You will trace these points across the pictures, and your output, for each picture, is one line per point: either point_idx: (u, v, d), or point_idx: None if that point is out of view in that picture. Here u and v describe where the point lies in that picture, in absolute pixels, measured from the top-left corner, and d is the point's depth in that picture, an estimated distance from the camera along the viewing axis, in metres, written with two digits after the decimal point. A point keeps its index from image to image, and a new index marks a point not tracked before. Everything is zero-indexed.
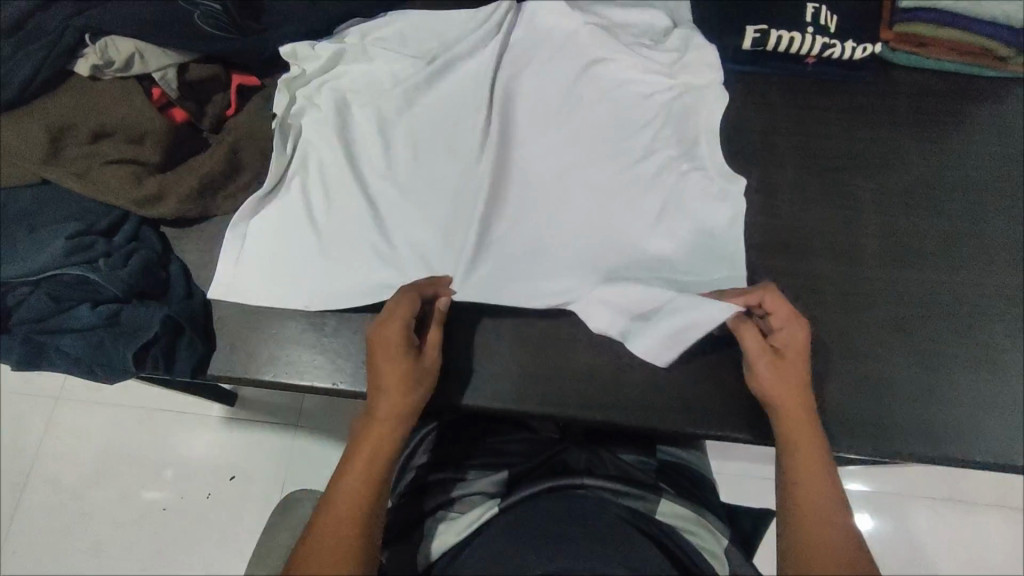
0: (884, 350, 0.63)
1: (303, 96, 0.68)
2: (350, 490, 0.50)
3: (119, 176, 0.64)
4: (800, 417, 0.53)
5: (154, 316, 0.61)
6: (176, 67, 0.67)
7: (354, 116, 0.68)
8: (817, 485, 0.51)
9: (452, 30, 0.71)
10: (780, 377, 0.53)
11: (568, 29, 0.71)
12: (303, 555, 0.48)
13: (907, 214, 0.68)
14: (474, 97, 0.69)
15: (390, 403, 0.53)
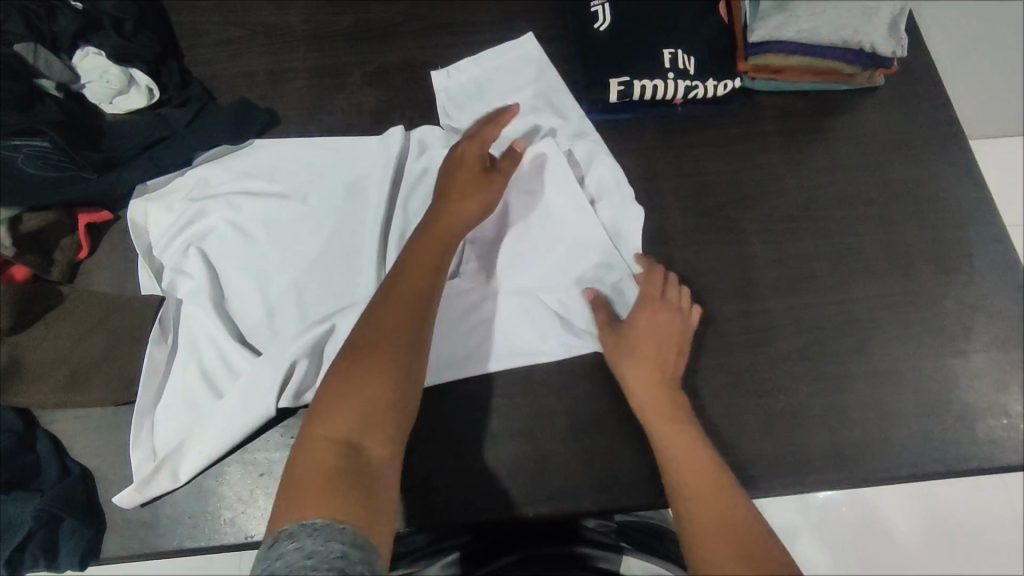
0: (791, 379, 0.65)
1: (165, 235, 0.66)
2: (384, 320, 0.54)
3: None
4: (679, 459, 0.55)
5: (25, 510, 0.55)
6: (7, 224, 0.61)
7: (233, 264, 0.65)
8: (696, 458, 0.55)
9: (325, 154, 0.70)
10: (642, 347, 0.60)
11: (444, 140, 0.70)
12: (343, 369, 0.51)
13: (790, 240, 0.70)
14: (360, 218, 0.68)
15: (425, 253, 0.59)
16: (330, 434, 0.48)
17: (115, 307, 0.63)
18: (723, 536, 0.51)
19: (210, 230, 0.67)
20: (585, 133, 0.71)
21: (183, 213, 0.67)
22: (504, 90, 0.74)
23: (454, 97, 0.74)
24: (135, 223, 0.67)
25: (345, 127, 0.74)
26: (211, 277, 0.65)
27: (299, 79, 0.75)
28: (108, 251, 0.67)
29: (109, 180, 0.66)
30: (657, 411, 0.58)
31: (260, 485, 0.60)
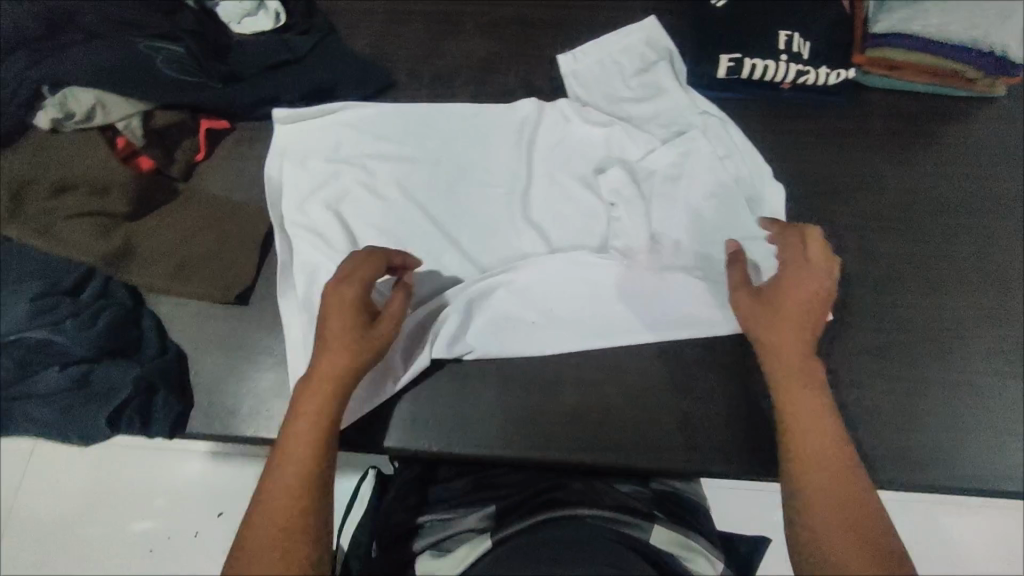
0: (865, 375, 0.64)
1: (301, 181, 0.68)
2: (282, 473, 0.49)
3: (86, 230, 0.62)
4: (807, 422, 0.52)
5: (126, 376, 0.59)
6: (141, 115, 0.66)
7: (365, 201, 0.68)
8: (818, 436, 0.51)
9: (461, 112, 0.72)
10: (785, 307, 0.55)
11: (581, 113, 0.71)
12: (252, 530, 0.48)
13: (882, 239, 0.69)
14: (491, 175, 0.70)
15: (307, 403, 0.52)
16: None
17: (227, 210, 0.67)
18: (838, 520, 0.48)
19: (346, 174, 0.68)
20: (719, 121, 0.70)
21: (325, 149, 0.70)
22: (630, 72, 0.74)
23: (580, 78, 0.75)
24: (276, 150, 0.70)
25: (452, 73, 0.76)
26: (351, 222, 0.67)
27: (414, 22, 0.78)
28: (222, 158, 0.71)
29: (231, 93, 0.70)
30: (784, 381, 0.54)
31: None
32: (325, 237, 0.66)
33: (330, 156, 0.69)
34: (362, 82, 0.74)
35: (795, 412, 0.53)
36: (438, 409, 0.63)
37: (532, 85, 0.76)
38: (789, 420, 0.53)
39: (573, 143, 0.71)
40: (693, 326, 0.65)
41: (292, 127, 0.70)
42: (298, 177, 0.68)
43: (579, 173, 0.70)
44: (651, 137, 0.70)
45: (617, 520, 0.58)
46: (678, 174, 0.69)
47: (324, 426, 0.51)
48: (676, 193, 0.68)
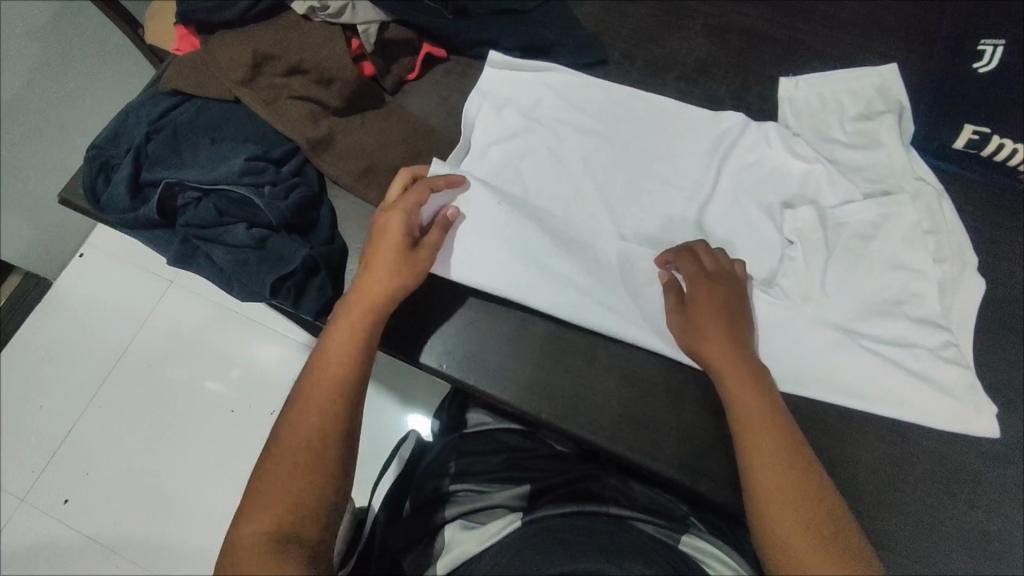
0: (1013, 511, 0.57)
1: (491, 126, 0.69)
2: (308, 404, 0.54)
3: (302, 113, 0.68)
4: (775, 465, 0.50)
5: (297, 252, 0.64)
6: (378, 25, 0.70)
7: (546, 162, 0.68)
8: (778, 445, 0.51)
9: (666, 108, 0.70)
10: (705, 313, 0.57)
11: (787, 141, 0.67)
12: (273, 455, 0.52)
13: None
14: (673, 177, 0.68)
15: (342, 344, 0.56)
16: (265, 514, 0.50)
17: (421, 132, 0.71)
18: (809, 546, 0.47)
19: (535, 133, 0.69)
20: (940, 196, 0.64)
21: (524, 104, 0.71)
22: (850, 116, 0.69)
23: (795, 107, 0.71)
24: (481, 88, 0.71)
25: (667, 63, 0.75)
26: (524, 178, 0.68)
27: (645, 6, 0.77)
28: (430, 84, 0.74)
29: (459, 26, 0.73)
30: (728, 383, 0.55)
31: (466, 328, 0.65)
32: (500, 183, 0.67)
33: (526, 113, 0.70)
34: (580, 49, 0.74)
35: (756, 453, 0.51)
36: (554, 379, 0.63)
37: (743, 99, 0.73)
38: (749, 459, 0.51)
39: (767, 172, 0.67)
40: (838, 394, 0.59)
41: (500, 75, 0.71)
42: (493, 119, 0.70)
43: (763, 200, 0.66)
44: (854, 187, 0.65)
45: (642, 522, 0.58)
46: (872, 235, 0.63)
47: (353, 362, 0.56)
48: (863, 253, 0.63)
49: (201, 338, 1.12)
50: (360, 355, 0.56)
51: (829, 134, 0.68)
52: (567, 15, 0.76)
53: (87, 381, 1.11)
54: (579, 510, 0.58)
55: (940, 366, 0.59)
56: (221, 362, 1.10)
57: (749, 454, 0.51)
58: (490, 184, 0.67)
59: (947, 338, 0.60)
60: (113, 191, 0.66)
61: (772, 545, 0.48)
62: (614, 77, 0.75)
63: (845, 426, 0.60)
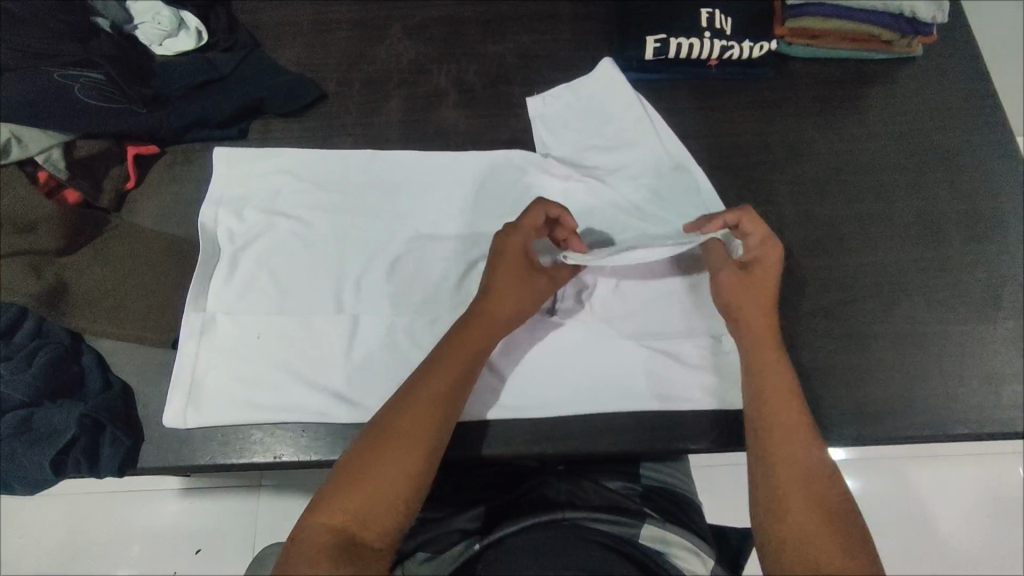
0: (815, 337, 0.65)
1: (230, 232, 0.66)
2: (390, 414, 0.52)
3: (17, 271, 0.61)
4: (784, 452, 0.52)
5: (69, 417, 0.57)
6: (61, 146, 0.64)
7: (294, 263, 0.65)
8: (791, 423, 0.53)
9: (420, 157, 0.70)
10: (759, 286, 0.59)
11: (526, 154, 0.71)
12: (365, 445, 0.51)
13: (820, 203, 0.70)
14: (434, 220, 0.68)
15: (449, 374, 0.54)
16: (337, 508, 0.48)
17: (164, 245, 0.66)
18: (811, 514, 0.49)
19: (281, 229, 0.66)
20: (666, 161, 0.70)
21: (262, 202, 0.68)
22: (597, 120, 0.72)
23: (549, 124, 0.73)
24: (212, 193, 0.67)
25: (383, 76, 0.76)
26: (275, 285, 0.64)
27: (341, 31, 0.77)
28: (152, 185, 0.69)
29: (155, 117, 0.68)
30: (764, 377, 0.56)
31: (277, 427, 0.61)
32: (253, 297, 0.64)
33: (266, 207, 0.67)
34: (292, 93, 0.73)
35: (769, 441, 0.53)
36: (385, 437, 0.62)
37: (465, 82, 0.76)
38: (764, 433, 0.53)
39: (518, 185, 0.70)
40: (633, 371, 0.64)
41: (231, 172, 0.68)
42: (230, 225, 0.66)
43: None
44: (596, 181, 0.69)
45: (601, 520, 0.57)
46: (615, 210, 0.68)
47: (468, 376, 0.55)
48: (627, 247, 0.67)
49: (63, 539, 0.93)
50: (463, 391, 0.55)
51: (562, 122, 0.73)
52: (268, 66, 0.74)
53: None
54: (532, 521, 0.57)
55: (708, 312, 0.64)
56: (103, 552, 0.92)
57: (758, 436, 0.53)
58: (245, 297, 0.64)
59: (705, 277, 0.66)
60: None
61: (787, 526, 0.48)
62: (338, 107, 0.74)
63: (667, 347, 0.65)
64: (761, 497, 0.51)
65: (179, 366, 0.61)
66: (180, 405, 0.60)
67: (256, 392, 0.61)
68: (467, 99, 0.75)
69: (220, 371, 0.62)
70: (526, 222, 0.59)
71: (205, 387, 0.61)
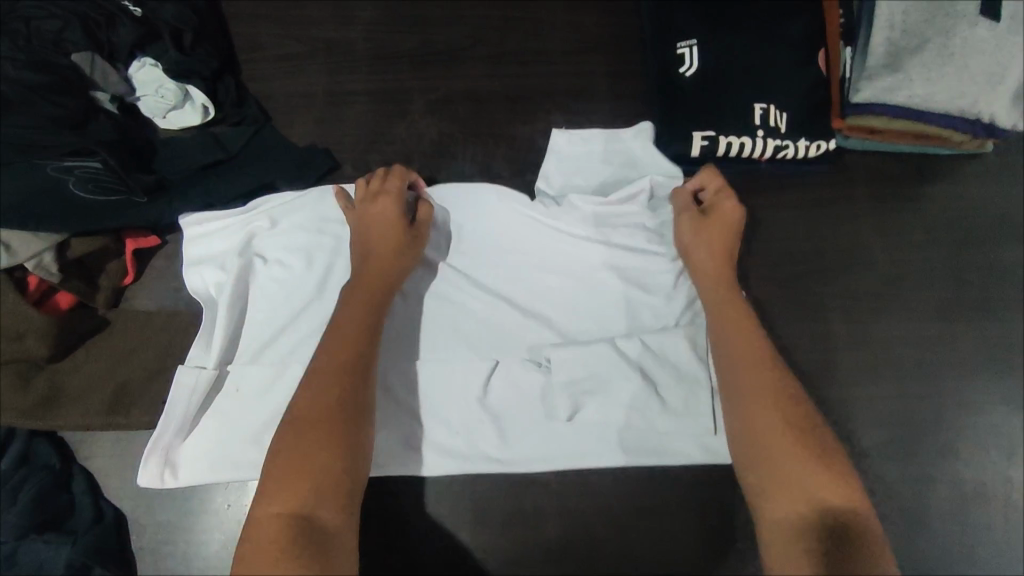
0: (866, 476, 0.60)
1: (217, 283, 0.61)
2: (306, 387, 0.50)
3: (5, 383, 0.57)
4: (761, 416, 0.48)
5: (58, 556, 0.53)
6: (53, 249, 0.58)
7: (279, 314, 0.61)
8: (763, 374, 0.51)
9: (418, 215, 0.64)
10: (708, 250, 0.59)
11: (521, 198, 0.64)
12: (279, 441, 0.47)
13: (874, 319, 0.65)
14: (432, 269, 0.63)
15: (348, 338, 0.52)
16: (275, 503, 0.44)
17: (166, 348, 0.61)
18: (795, 484, 0.45)
19: (264, 273, 0.61)
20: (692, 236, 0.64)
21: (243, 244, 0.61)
22: (624, 172, 0.65)
23: (562, 166, 0.65)
24: (191, 243, 0.62)
25: (403, 159, 0.70)
26: (259, 336, 0.60)
27: (360, 104, 0.72)
28: (153, 278, 0.64)
29: (158, 209, 0.63)
30: (730, 339, 0.53)
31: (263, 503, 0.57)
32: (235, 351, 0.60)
33: (245, 251, 0.61)
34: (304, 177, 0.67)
35: (746, 407, 0.49)
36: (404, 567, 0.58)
37: (491, 168, 0.70)
38: (732, 401, 0.51)
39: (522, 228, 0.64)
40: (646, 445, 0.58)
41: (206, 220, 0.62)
42: (210, 275, 0.61)
43: (544, 281, 0.62)
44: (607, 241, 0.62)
45: None
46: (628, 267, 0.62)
47: (374, 322, 0.54)
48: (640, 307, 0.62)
49: None
50: (366, 347, 0.53)
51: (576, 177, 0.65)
52: (280, 144, 0.69)
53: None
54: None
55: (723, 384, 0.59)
56: None
57: (734, 394, 0.51)
58: (232, 347, 0.60)
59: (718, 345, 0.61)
60: None
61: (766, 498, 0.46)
62: None
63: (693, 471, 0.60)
64: (750, 476, 0.47)
65: (165, 422, 0.56)
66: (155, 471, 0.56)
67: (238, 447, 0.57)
68: (493, 187, 0.69)
69: (200, 431, 0.58)
70: (389, 185, 0.60)
71: (185, 446, 0.57)
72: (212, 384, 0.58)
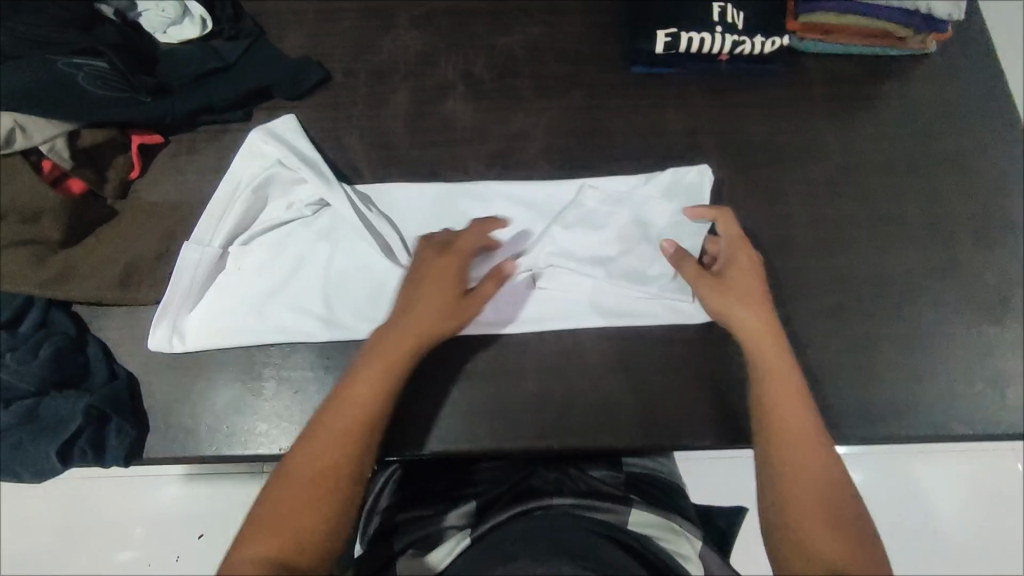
0: (823, 338, 0.65)
1: (233, 183, 0.65)
2: (320, 419, 0.53)
3: (20, 260, 0.61)
4: (803, 470, 0.52)
5: (76, 406, 0.57)
6: (65, 136, 0.63)
7: (281, 208, 0.65)
8: (804, 452, 0.52)
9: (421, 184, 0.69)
10: (745, 306, 0.59)
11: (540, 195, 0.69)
12: (280, 485, 0.50)
13: (827, 202, 0.70)
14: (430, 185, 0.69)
15: (374, 385, 0.54)
16: (274, 523, 0.48)
17: (174, 232, 0.66)
18: (820, 519, 0.50)
19: (283, 182, 0.65)
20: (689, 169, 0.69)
21: (263, 159, 0.65)
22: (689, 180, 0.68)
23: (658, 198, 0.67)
24: (243, 152, 0.66)
25: (390, 67, 0.75)
26: (264, 228, 0.65)
27: (348, 19, 0.76)
28: (157, 175, 0.69)
29: (160, 107, 0.67)
30: (773, 391, 0.55)
31: (269, 367, 0.63)
32: (238, 236, 0.65)
33: (264, 163, 0.65)
34: (295, 79, 0.72)
35: (786, 463, 0.52)
36: (394, 422, 0.62)
37: (472, 74, 0.75)
38: (775, 452, 0.53)
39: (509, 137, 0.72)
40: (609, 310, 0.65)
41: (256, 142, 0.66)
42: (232, 177, 0.65)
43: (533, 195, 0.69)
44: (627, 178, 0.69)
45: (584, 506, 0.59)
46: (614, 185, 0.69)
47: (385, 403, 0.54)
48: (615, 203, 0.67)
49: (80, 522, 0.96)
50: (371, 440, 0.53)
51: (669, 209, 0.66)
52: (273, 54, 0.73)
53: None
54: (523, 510, 0.58)
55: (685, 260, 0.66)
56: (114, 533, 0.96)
57: (767, 412, 0.55)
58: (236, 231, 0.65)
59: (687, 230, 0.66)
60: None
61: (792, 550, 0.49)
62: (343, 95, 0.73)
63: (662, 329, 0.65)
64: (778, 517, 0.51)
65: (171, 291, 0.62)
66: (164, 332, 0.62)
67: (237, 317, 0.63)
68: (475, 92, 0.74)
69: (207, 302, 0.64)
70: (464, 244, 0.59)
71: (192, 315, 0.63)
72: (215, 262, 0.63)
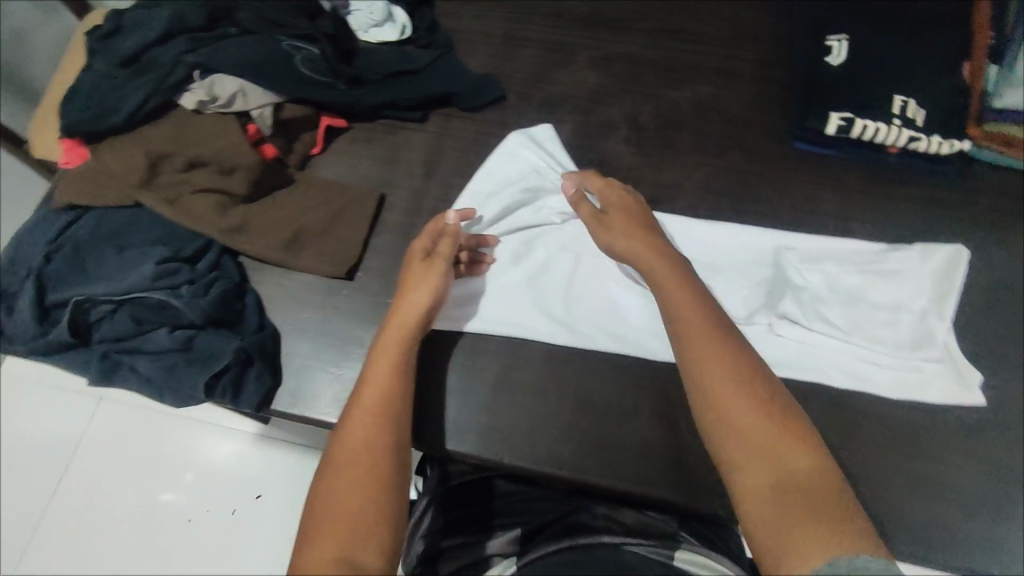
0: (953, 456, 0.61)
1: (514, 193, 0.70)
2: (351, 431, 0.52)
3: (209, 205, 0.66)
4: (753, 453, 0.45)
5: (228, 345, 0.62)
6: (272, 107, 0.71)
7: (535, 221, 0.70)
8: (744, 434, 0.45)
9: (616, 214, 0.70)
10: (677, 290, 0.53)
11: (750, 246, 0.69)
12: (320, 474, 0.50)
13: (980, 316, 0.67)
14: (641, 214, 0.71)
15: (367, 408, 0.53)
16: (317, 543, 0.45)
17: (344, 208, 0.71)
18: (807, 514, 0.41)
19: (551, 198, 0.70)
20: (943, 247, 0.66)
21: (507, 170, 0.71)
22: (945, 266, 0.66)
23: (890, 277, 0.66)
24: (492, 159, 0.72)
25: (561, 99, 0.79)
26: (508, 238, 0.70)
27: (531, 50, 0.81)
28: (334, 156, 0.76)
29: (354, 94, 0.74)
30: (694, 356, 0.49)
31: None
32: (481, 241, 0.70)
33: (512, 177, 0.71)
34: (475, 93, 0.77)
35: (731, 443, 0.45)
36: (507, 427, 0.63)
37: (637, 119, 0.77)
38: (723, 433, 0.46)
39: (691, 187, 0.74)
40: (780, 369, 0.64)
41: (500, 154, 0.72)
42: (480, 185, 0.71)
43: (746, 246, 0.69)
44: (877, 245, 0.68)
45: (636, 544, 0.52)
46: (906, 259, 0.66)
47: (384, 428, 0.52)
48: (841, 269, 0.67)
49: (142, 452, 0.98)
50: (383, 450, 0.51)
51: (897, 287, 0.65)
52: (459, 67, 0.79)
53: (1, 548, 0.95)
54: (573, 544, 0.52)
55: (907, 343, 0.64)
56: (171, 469, 0.97)
57: (700, 382, 0.49)
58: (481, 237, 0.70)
59: (910, 312, 0.64)
60: (17, 319, 0.62)
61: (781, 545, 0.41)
62: (514, 115, 0.78)
63: None
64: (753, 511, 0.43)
65: None
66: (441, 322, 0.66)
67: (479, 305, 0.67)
68: (637, 137, 0.76)
69: None
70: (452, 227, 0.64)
71: None
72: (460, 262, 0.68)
